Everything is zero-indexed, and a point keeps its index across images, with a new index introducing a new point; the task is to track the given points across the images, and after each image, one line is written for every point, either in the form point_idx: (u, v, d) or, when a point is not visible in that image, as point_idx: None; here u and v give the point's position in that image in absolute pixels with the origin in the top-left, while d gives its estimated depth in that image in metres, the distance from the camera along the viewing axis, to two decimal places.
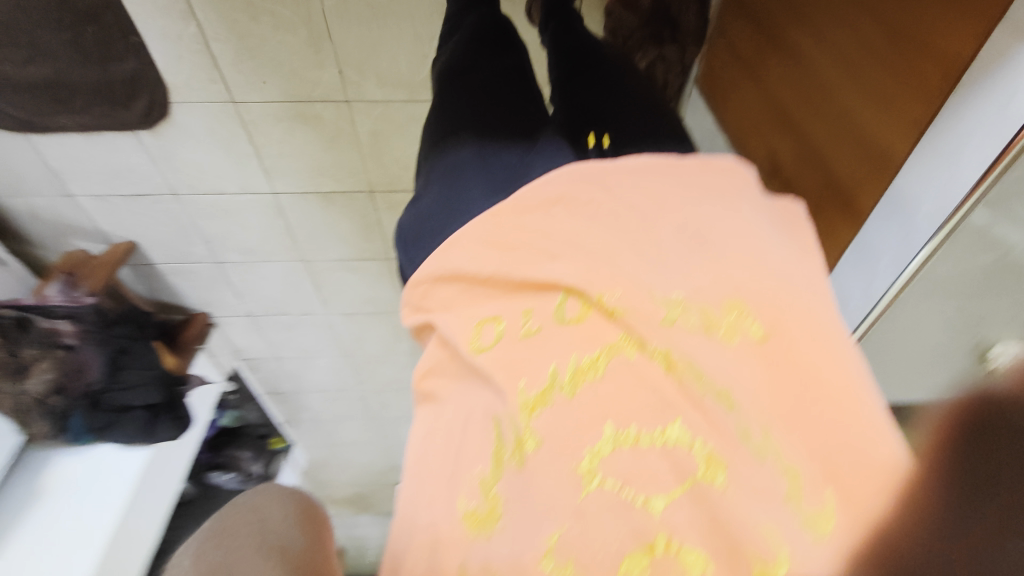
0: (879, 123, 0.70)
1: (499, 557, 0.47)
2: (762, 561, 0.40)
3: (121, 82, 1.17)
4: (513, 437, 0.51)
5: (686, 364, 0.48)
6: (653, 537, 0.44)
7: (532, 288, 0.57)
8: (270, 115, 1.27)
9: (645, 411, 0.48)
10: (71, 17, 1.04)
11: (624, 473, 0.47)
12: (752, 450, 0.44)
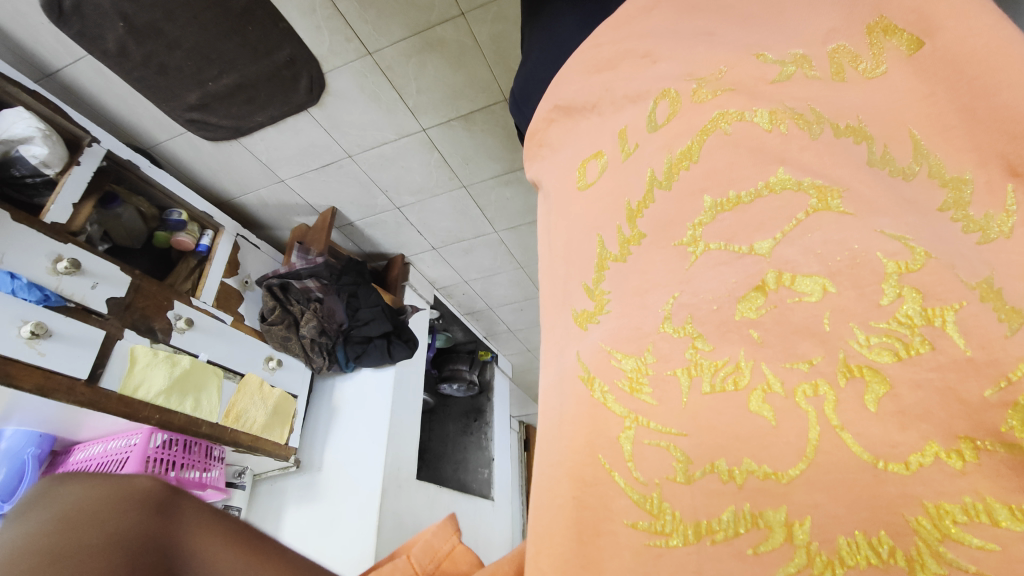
0: None
1: (607, 332, 0.42)
2: (893, 263, 0.32)
3: (285, 67, 1.36)
4: (620, 238, 0.46)
5: (808, 108, 0.41)
6: (765, 275, 0.36)
7: (626, 92, 0.52)
8: (401, 55, 1.35)
9: (735, 160, 0.41)
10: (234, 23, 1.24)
11: (725, 222, 0.40)
12: (892, 165, 0.36)
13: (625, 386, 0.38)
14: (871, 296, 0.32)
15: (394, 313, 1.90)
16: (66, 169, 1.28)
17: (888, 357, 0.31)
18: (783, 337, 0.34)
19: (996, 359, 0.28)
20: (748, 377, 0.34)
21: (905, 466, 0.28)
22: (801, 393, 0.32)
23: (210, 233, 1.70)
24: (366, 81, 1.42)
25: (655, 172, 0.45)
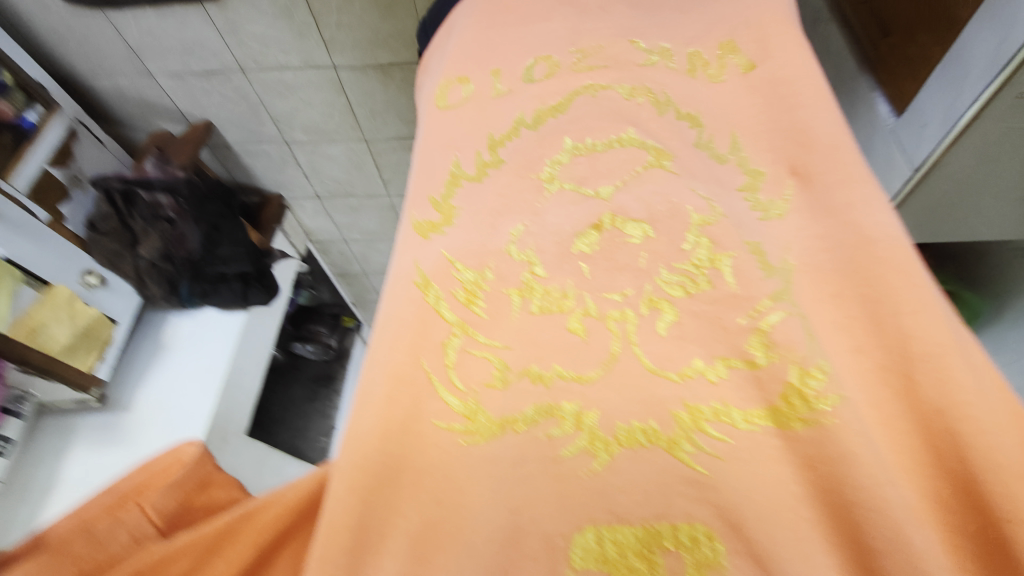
0: None
1: (452, 242, 0.62)
2: (701, 219, 0.58)
3: None
4: (479, 162, 0.69)
5: (662, 92, 0.69)
6: (602, 218, 0.59)
7: (521, 58, 0.76)
8: None
9: (614, 124, 0.67)
10: None
11: (578, 164, 0.64)
12: (714, 155, 0.63)
13: (462, 298, 0.57)
14: (678, 242, 0.57)
15: (260, 257, 1.69)
16: None
17: (682, 291, 0.54)
18: (608, 275, 0.56)
19: (752, 296, 0.52)
20: (570, 301, 0.55)
21: (678, 375, 0.50)
22: (609, 320, 0.53)
23: (39, 109, 1.40)
24: None
25: (526, 118, 0.70)
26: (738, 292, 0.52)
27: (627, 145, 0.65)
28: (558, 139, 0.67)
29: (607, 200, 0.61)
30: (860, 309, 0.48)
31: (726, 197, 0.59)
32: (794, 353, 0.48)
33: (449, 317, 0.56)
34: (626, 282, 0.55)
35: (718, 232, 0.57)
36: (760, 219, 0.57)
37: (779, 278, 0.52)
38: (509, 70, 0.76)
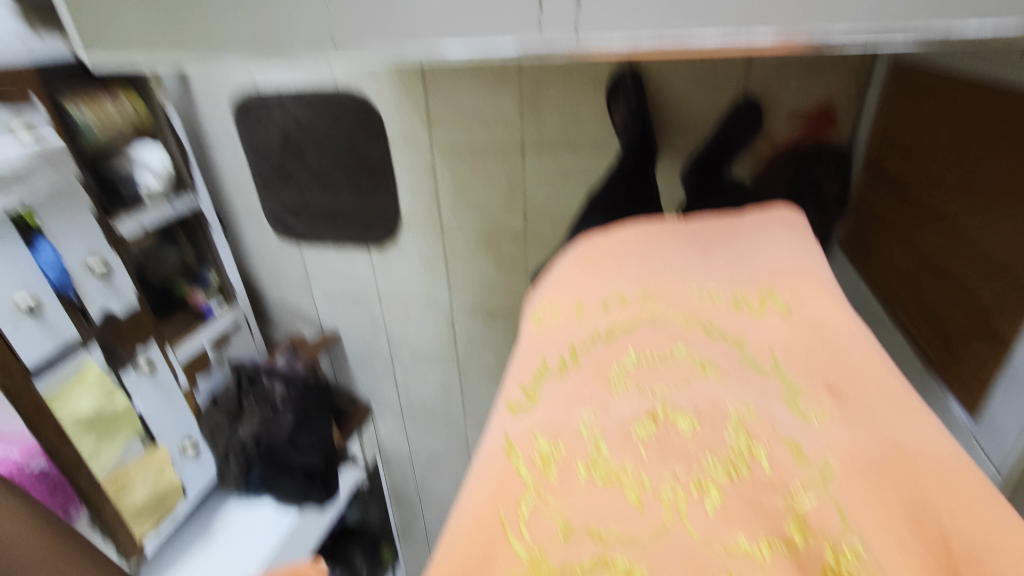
0: None
1: (539, 421, 0.58)
2: (738, 415, 0.56)
3: (373, 212, 1.56)
4: (560, 360, 0.66)
5: (711, 322, 0.68)
6: (656, 408, 0.57)
7: (615, 270, 0.78)
8: (465, 244, 1.54)
9: (680, 336, 0.66)
10: (358, 168, 1.49)
11: (642, 373, 0.62)
12: (756, 366, 0.62)
13: (541, 464, 0.54)
14: (720, 431, 0.54)
15: (331, 455, 1.77)
16: (157, 201, 1.43)
17: (726, 479, 0.51)
18: (662, 458, 0.52)
19: (786, 482, 0.50)
20: (629, 475, 0.51)
21: (726, 550, 0.46)
22: (663, 498, 0.50)
23: (221, 302, 1.73)
24: (426, 250, 1.59)
25: (605, 327, 0.69)
26: (772, 476, 0.50)
27: (682, 358, 0.63)
28: (621, 347, 0.66)
29: (666, 399, 0.58)
30: (904, 491, 0.47)
31: (767, 403, 0.57)
32: (826, 529, 0.46)
33: (525, 481, 0.52)
34: (670, 464, 0.52)
35: (756, 427, 0.54)
36: (799, 421, 0.55)
37: (816, 467, 0.50)
38: (602, 279, 0.77)
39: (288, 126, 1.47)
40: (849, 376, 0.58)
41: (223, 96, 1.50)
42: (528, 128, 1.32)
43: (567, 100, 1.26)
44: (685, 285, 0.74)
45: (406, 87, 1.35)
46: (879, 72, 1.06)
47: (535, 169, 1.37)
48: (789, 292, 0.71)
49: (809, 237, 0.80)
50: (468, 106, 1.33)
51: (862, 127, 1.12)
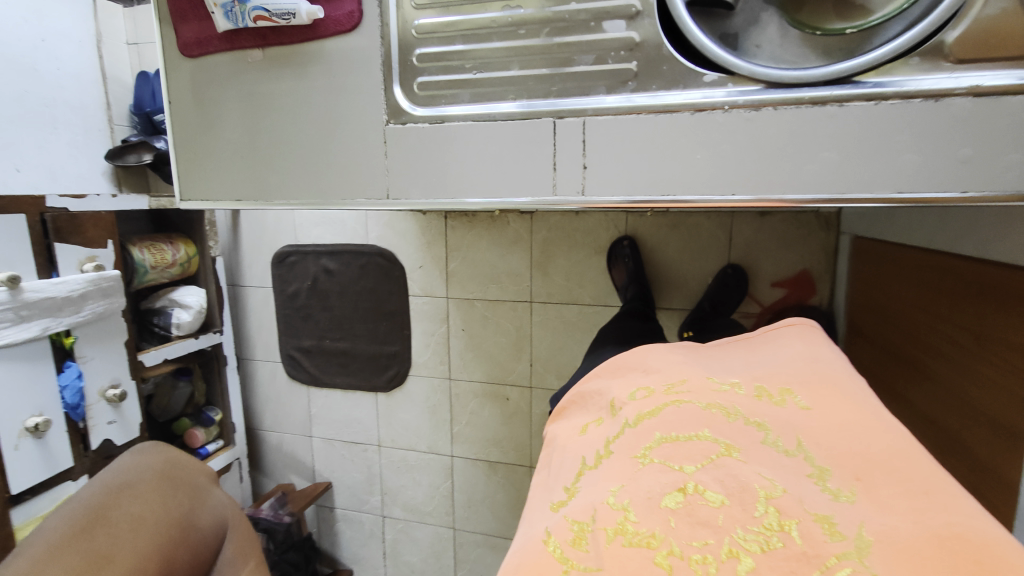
0: (993, 400, 0.67)
1: (579, 504, 0.45)
2: (764, 492, 0.39)
3: (386, 356, 1.62)
4: (595, 454, 0.50)
5: (732, 406, 0.47)
6: (682, 482, 0.41)
7: (638, 365, 0.59)
8: (472, 390, 1.56)
9: (703, 416, 0.46)
10: (377, 315, 1.60)
11: (668, 457, 0.43)
12: (779, 446, 0.43)
13: (573, 540, 0.42)
14: (749, 508, 0.39)
15: None
16: (184, 337, 1.51)
17: (758, 545, 0.37)
18: (691, 525, 0.38)
19: (820, 555, 0.35)
20: (660, 539, 0.38)
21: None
22: (691, 559, 0.37)
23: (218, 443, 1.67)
24: (433, 393, 1.61)
25: (625, 416, 0.50)
26: (813, 543, 0.36)
27: (705, 440, 0.44)
28: (640, 430, 0.47)
29: (691, 477, 0.41)
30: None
31: (794, 479, 0.40)
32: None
33: (553, 556, 0.41)
34: (703, 525, 0.38)
35: (785, 505, 0.38)
36: (829, 499, 0.39)
37: (850, 543, 0.35)
38: (625, 375, 0.58)
39: (320, 275, 1.62)
40: (889, 454, 0.41)
41: (266, 249, 1.68)
42: (537, 284, 1.46)
43: (572, 262, 1.42)
44: (702, 369, 0.54)
45: (429, 245, 1.53)
46: (843, 246, 1.22)
47: (541, 320, 1.47)
48: (813, 386, 0.50)
49: (829, 344, 0.61)
50: (483, 264, 1.49)
51: (837, 293, 1.24)
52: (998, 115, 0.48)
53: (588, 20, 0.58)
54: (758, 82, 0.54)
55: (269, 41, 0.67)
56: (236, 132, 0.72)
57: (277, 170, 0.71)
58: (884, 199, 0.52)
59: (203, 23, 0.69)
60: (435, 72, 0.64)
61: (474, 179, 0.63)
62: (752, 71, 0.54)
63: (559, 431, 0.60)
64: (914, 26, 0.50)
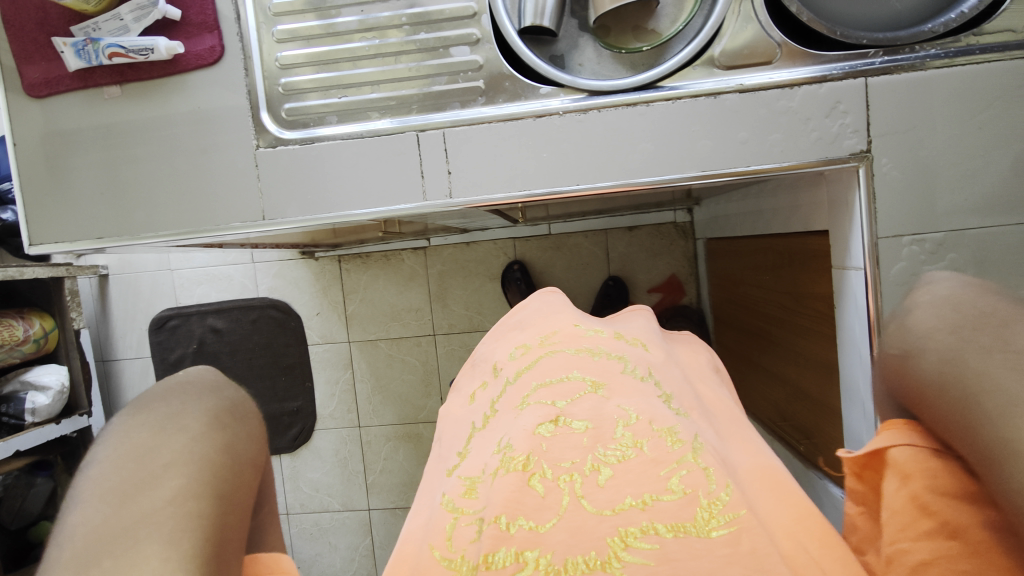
0: (811, 344, 0.80)
1: (474, 459, 0.46)
2: (623, 419, 0.44)
3: (288, 414, 1.53)
4: (484, 414, 0.52)
5: (600, 349, 0.52)
6: (554, 416, 0.44)
7: (517, 325, 0.63)
8: (384, 434, 1.52)
9: (573, 360, 0.50)
10: (274, 370, 1.52)
11: (543, 398, 0.47)
12: (636, 374, 0.50)
13: (461, 490, 0.43)
14: (607, 429, 0.43)
15: None
16: (41, 422, 1.32)
17: (617, 457, 0.42)
18: (563, 446, 0.42)
19: (665, 464, 0.41)
20: (533, 462, 0.41)
21: (614, 509, 0.39)
22: (560, 478, 0.41)
23: None
24: (343, 445, 1.53)
25: (508, 376, 0.54)
26: (659, 451, 0.41)
27: (574, 380, 0.48)
28: (522, 382, 0.51)
29: (562, 410, 0.45)
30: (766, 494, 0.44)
31: (647, 403, 0.46)
32: (700, 488, 0.39)
33: (445, 509, 0.43)
34: (574, 447, 0.42)
35: (639, 427, 0.43)
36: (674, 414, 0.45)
37: (688, 447, 0.42)
38: (507, 338, 0.62)
39: (205, 337, 1.52)
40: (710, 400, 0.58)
41: (141, 317, 1.56)
42: (438, 317, 1.49)
43: (468, 290, 1.48)
44: (571, 319, 0.58)
45: (325, 290, 1.51)
46: (700, 252, 1.40)
47: (446, 352, 1.49)
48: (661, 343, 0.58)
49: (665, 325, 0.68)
50: (382, 303, 1.50)
51: (702, 291, 1.41)
52: (761, 105, 0.62)
53: (437, 49, 0.66)
54: (582, 91, 0.65)
55: (128, 78, 0.68)
56: (94, 170, 0.70)
57: (142, 203, 0.69)
58: (693, 176, 0.63)
59: (53, 62, 0.67)
60: (301, 99, 0.68)
61: (348, 193, 0.67)
62: (576, 83, 0.65)
63: (451, 406, 0.63)
64: (689, 43, 0.64)
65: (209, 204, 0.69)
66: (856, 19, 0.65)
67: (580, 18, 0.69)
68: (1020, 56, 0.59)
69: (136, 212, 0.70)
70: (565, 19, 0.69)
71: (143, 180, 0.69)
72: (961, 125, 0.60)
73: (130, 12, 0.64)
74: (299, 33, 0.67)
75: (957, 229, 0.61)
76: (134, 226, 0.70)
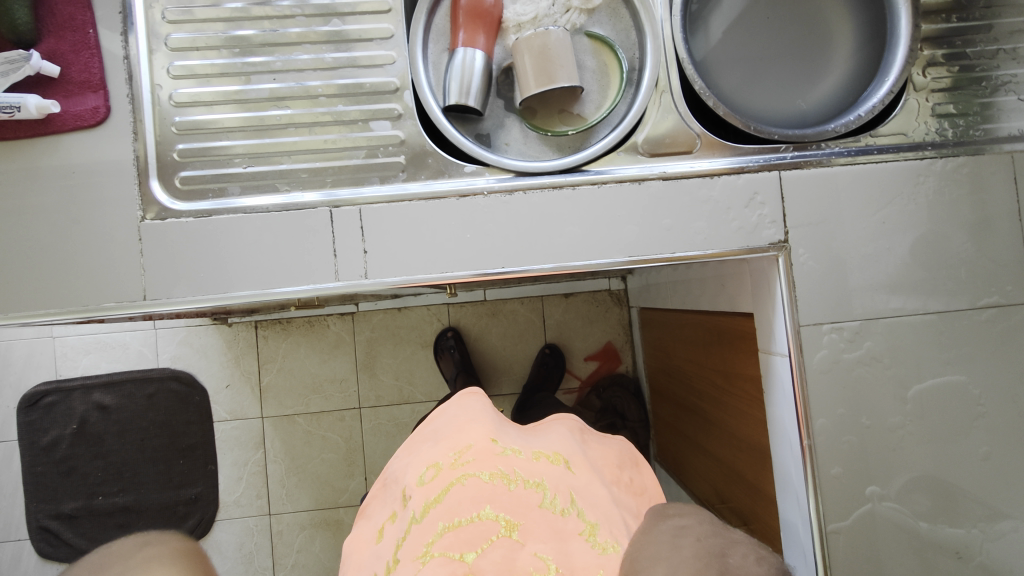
0: (743, 425, 0.79)
1: None
2: None
3: (184, 503, 1.33)
4: (388, 559, 0.51)
5: (517, 475, 0.52)
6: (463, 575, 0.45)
7: (429, 435, 0.60)
8: (298, 523, 1.35)
9: (485, 492, 0.50)
10: (171, 453, 1.33)
11: (449, 548, 0.47)
12: (554, 508, 0.50)
13: None
14: None
15: None
16: None
17: None
18: None
19: None
20: None
21: None
22: None
23: None
24: (248, 537, 1.35)
25: (412, 508, 0.51)
26: None
27: (485, 520, 0.49)
28: (431, 522, 0.49)
29: (470, 567, 0.46)
30: None
31: (561, 550, 0.47)
32: None
33: None
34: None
35: None
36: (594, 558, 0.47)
37: None
38: (417, 450, 0.59)
39: (89, 414, 1.32)
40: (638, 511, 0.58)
41: (9, 391, 1.33)
42: (364, 389, 1.38)
43: (398, 359, 1.39)
44: (487, 430, 0.56)
45: (237, 359, 1.38)
46: (634, 319, 1.40)
47: (372, 427, 1.38)
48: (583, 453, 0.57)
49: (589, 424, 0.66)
50: (302, 374, 1.38)
51: (637, 359, 1.40)
52: (684, 193, 0.62)
53: (356, 123, 0.63)
54: (509, 172, 0.63)
55: None
56: None
57: None
58: (621, 260, 0.62)
59: None
60: (200, 167, 0.62)
61: (249, 270, 0.60)
62: (502, 164, 0.63)
63: (360, 531, 0.60)
64: (615, 131, 0.64)
65: (77, 281, 0.59)
66: (767, 114, 0.68)
67: (506, 98, 0.68)
68: (912, 158, 0.63)
69: None
70: (491, 99, 0.68)
71: None
72: (869, 219, 0.63)
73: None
74: (204, 97, 0.62)
75: (871, 316, 0.62)
76: None
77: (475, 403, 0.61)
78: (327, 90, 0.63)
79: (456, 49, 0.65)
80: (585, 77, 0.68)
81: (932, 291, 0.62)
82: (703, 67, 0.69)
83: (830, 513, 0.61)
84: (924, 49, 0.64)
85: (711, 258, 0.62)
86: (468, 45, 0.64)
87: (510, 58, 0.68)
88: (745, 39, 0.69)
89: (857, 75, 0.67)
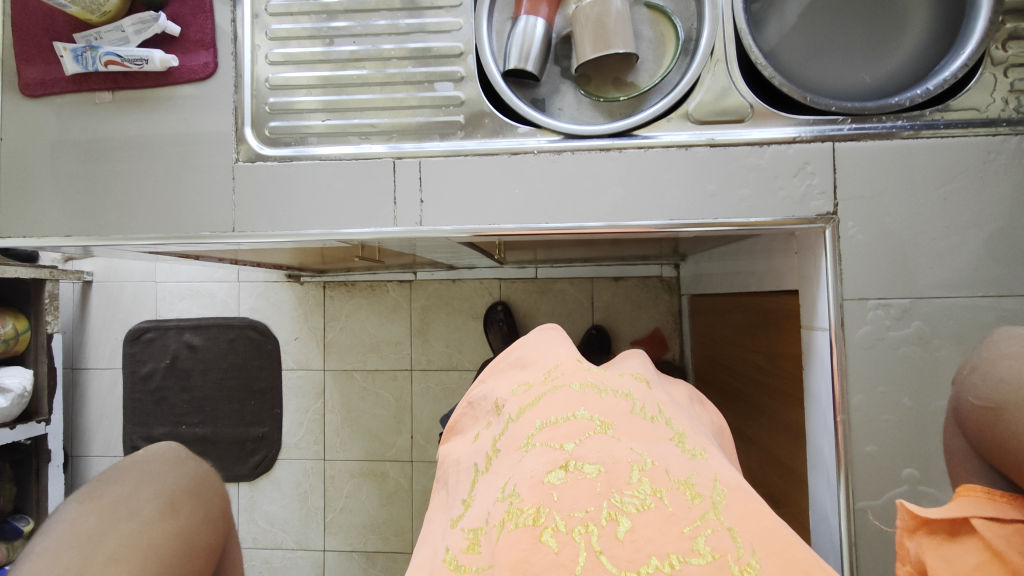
0: (782, 405, 0.78)
1: (479, 509, 0.47)
2: (637, 466, 0.45)
3: (252, 440, 1.47)
4: (486, 458, 0.54)
5: (606, 387, 0.53)
6: (564, 461, 0.46)
7: (515, 360, 0.64)
8: (348, 471, 1.46)
9: (578, 398, 0.52)
10: (244, 393, 1.48)
11: (550, 439, 0.48)
12: (644, 415, 0.51)
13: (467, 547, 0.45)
14: (622, 482, 0.44)
15: None
16: None
17: (635, 505, 0.42)
18: (574, 494, 0.43)
19: (686, 521, 0.41)
20: (544, 514, 0.43)
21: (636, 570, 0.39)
22: (574, 531, 0.42)
23: None
24: (304, 477, 1.47)
25: (509, 413, 0.55)
26: (678, 505, 0.42)
27: (581, 419, 0.50)
28: (527, 421, 0.52)
29: (571, 454, 0.46)
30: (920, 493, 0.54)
31: (656, 449, 0.47)
32: (728, 552, 0.39)
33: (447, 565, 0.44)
34: (586, 495, 0.43)
35: (654, 474, 0.44)
36: (687, 458, 0.46)
37: (708, 502, 0.42)
38: (506, 375, 0.63)
39: (180, 351, 1.49)
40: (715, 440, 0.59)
41: (118, 325, 1.53)
42: (416, 352, 1.47)
43: (450, 328, 1.47)
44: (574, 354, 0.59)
45: (306, 314, 1.50)
46: (684, 308, 1.39)
47: (421, 388, 1.46)
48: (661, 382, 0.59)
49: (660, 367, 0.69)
50: (362, 333, 1.48)
51: (685, 348, 1.39)
52: (732, 161, 0.63)
53: (421, 84, 0.69)
54: (559, 135, 0.66)
55: (121, 85, 0.69)
56: (70, 167, 0.70)
57: (112, 204, 0.69)
58: (661, 223, 0.64)
59: (51, 65, 0.69)
60: (287, 119, 0.70)
61: (320, 210, 0.67)
62: (554, 127, 0.66)
63: (450, 447, 0.65)
64: (667, 99, 0.66)
65: (182, 211, 0.69)
66: (827, 87, 0.67)
67: (563, 66, 0.72)
68: (984, 134, 0.60)
69: (107, 213, 0.69)
70: (549, 66, 0.72)
71: (117, 183, 0.69)
72: (930, 195, 0.60)
73: (132, 25, 0.67)
74: (292, 58, 0.70)
75: (924, 296, 0.60)
76: (101, 225, 0.69)
77: (553, 335, 0.65)
78: (398, 54, 0.69)
79: (519, 17, 0.69)
80: (641, 47, 0.70)
81: (994, 277, 0.59)
82: (763, 39, 0.69)
83: (861, 491, 0.60)
84: (1006, 21, 0.61)
85: (755, 226, 0.63)
86: (531, 13, 0.68)
87: (570, 27, 0.71)
88: (810, 10, 0.68)
89: (930, 50, 0.65)
